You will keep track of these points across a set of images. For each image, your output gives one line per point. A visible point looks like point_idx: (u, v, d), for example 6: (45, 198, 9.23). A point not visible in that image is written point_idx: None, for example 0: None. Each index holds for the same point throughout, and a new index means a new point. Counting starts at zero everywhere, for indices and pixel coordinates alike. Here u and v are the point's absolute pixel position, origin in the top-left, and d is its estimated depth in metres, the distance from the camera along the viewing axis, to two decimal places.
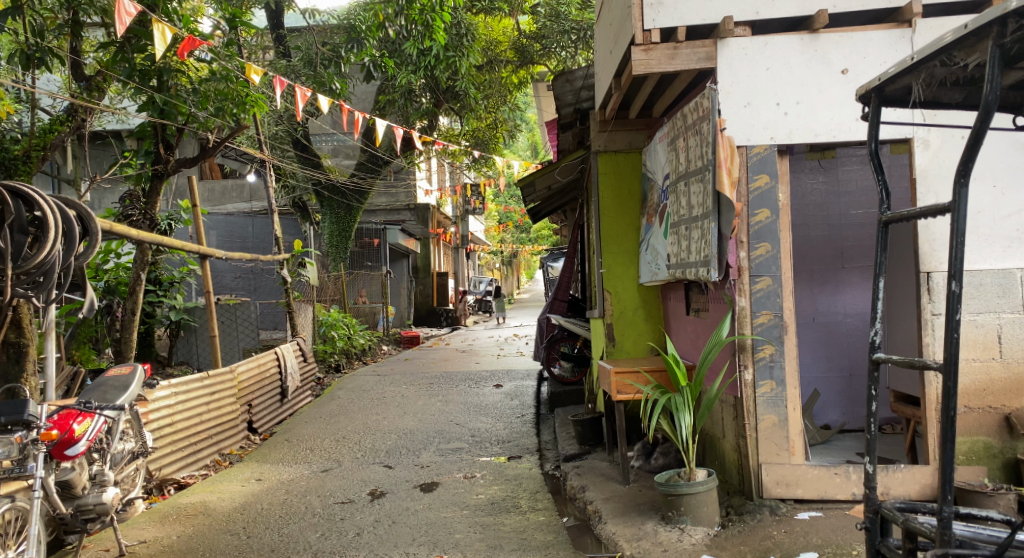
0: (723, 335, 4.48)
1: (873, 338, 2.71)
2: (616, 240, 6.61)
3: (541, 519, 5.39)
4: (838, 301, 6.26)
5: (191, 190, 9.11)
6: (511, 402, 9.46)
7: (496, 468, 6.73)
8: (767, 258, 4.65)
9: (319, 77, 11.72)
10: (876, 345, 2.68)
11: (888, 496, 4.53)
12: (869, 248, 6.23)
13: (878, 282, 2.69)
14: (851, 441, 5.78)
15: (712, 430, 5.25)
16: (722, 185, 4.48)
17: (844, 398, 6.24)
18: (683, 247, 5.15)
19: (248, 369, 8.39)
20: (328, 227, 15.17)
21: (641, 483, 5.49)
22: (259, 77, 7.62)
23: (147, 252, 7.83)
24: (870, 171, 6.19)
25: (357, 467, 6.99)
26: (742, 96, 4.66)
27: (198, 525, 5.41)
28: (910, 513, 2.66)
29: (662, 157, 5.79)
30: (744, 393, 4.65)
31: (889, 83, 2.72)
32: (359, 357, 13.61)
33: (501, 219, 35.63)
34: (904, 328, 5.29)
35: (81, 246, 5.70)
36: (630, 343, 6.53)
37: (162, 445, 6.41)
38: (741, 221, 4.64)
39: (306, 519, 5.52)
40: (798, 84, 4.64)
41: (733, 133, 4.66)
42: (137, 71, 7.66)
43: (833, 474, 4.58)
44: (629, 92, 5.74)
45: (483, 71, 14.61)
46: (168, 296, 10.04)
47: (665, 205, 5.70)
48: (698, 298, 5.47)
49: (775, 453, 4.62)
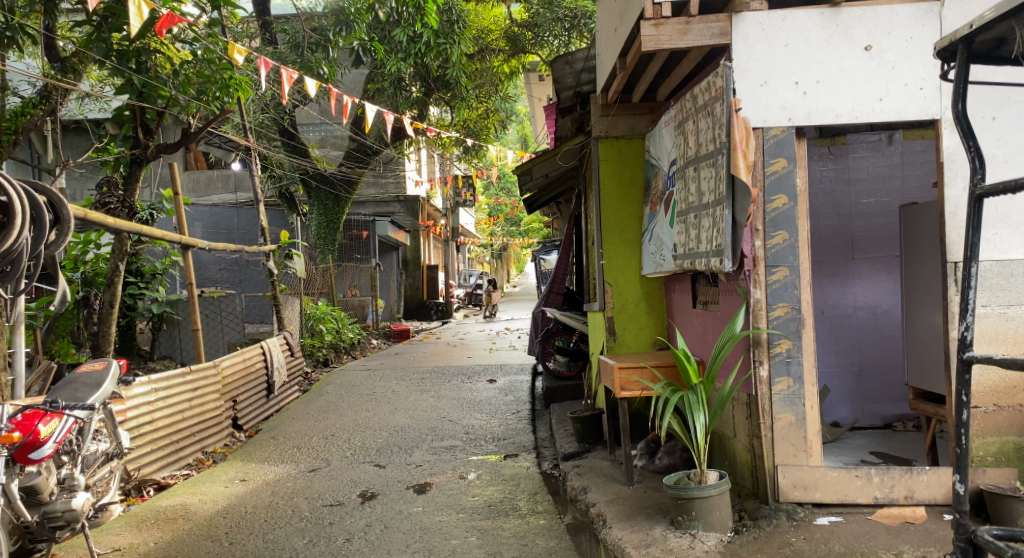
0: (736, 329, 4.22)
1: (961, 336, 2.36)
2: (617, 228, 6.33)
3: (541, 523, 5.11)
4: (848, 294, 6.00)
5: (172, 177, 8.71)
6: (505, 397, 9.16)
7: (492, 468, 6.44)
8: (784, 248, 4.38)
9: (308, 62, 11.46)
10: (968, 344, 2.34)
11: (912, 499, 4.28)
12: (881, 239, 5.97)
13: (974, 264, 2.33)
14: (864, 439, 5.53)
15: (722, 429, 4.98)
16: (737, 168, 4.22)
17: (855, 393, 5.98)
18: (692, 236, 4.88)
19: (232, 363, 8.05)
20: (316, 218, 14.80)
21: (645, 483, 5.22)
22: (243, 58, 7.28)
23: (126, 242, 7.48)
24: (882, 158, 5.93)
25: (347, 466, 6.70)
26: (758, 75, 4.38)
27: (178, 531, 5.10)
28: (1010, 543, 2.30)
29: (668, 141, 5.50)
30: (759, 391, 4.38)
31: (982, 30, 2.39)
32: (348, 352, 13.30)
33: (491, 211, 35.39)
34: (923, 323, 5.04)
35: (50, 236, 5.38)
36: (632, 337, 6.27)
37: (141, 443, 6.10)
38: (756, 208, 4.37)
39: (293, 524, 5.21)
40: (818, 61, 4.36)
41: (749, 114, 4.39)
42: (116, 51, 7.32)
43: (854, 477, 4.32)
44: (634, 73, 5.45)
45: (474, 60, 14.23)
46: (151, 288, 9.63)
47: (671, 192, 5.40)
48: (707, 290, 5.21)
49: (792, 454, 4.35)
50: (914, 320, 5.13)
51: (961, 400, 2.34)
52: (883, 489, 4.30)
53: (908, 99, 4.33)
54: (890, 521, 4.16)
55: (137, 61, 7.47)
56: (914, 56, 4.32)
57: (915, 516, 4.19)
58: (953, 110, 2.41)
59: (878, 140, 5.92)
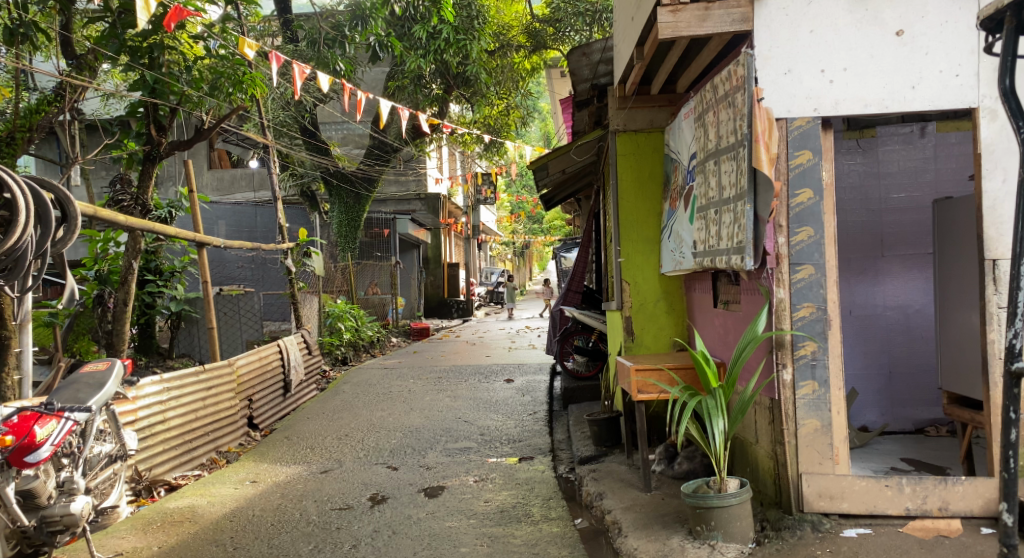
0: (758, 330, 4.01)
1: (1010, 345, 2.16)
2: (635, 225, 6.14)
3: (554, 530, 4.94)
4: (877, 293, 5.76)
5: (187, 174, 8.62)
6: (523, 397, 9.00)
7: (506, 471, 6.28)
8: (809, 245, 4.16)
9: (325, 58, 11.40)
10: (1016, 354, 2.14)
11: (946, 511, 4.04)
12: (912, 236, 5.72)
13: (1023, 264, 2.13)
14: (894, 446, 5.30)
15: (743, 434, 4.77)
16: (759, 161, 4.01)
17: (884, 397, 5.74)
18: (712, 233, 4.67)
19: (248, 362, 7.95)
20: (337, 217, 14.63)
21: (664, 490, 5.03)
22: (253, 52, 7.20)
23: (139, 240, 7.40)
24: (914, 151, 5.67)
25: (360, 468, 6.57)
26: (782, 63, 4.17)
27: (183, 534, 4.99)
28: None
29: (688, 134, 5.29)
30: (782, 395, 4.16)
31: None
32: (367, 350, 13.22)
33: (514, 209, 35.28)
34: (958, 324, 4.80)
35: (58, 233, 5.27)
36: (650, 337, 6.08)
37: (152, 442, 6.01)
38: (780, 202, 4.16)
39: (299, 529, 5.09)
40: (846, 47, 4.14)
41: (772, 104, 4.18)
42: (128, 47, 7.24)
43: (884, 487, 4.09)
44: (652, 63, 5.24)
45: (494, 55, 14.03)
46: (169, 286, 9.57)
47: (691, 186, 5.20)
48: (728, 289, 5.00)
49: (817, 462, 4.13)
50: (949, 321, 4.89)
51: (1009, 417, 2.15)
52: (916, 500, 4.07)
53: (943, 87, 4.09)
54: (924, 534, 3.92)
55: (150, 56, 7.34)
56: (949, 41, 4.08)
57: (949, 529, 3.95)
58: (1000, 87, 2.17)
59: (910, 133, 5.67)
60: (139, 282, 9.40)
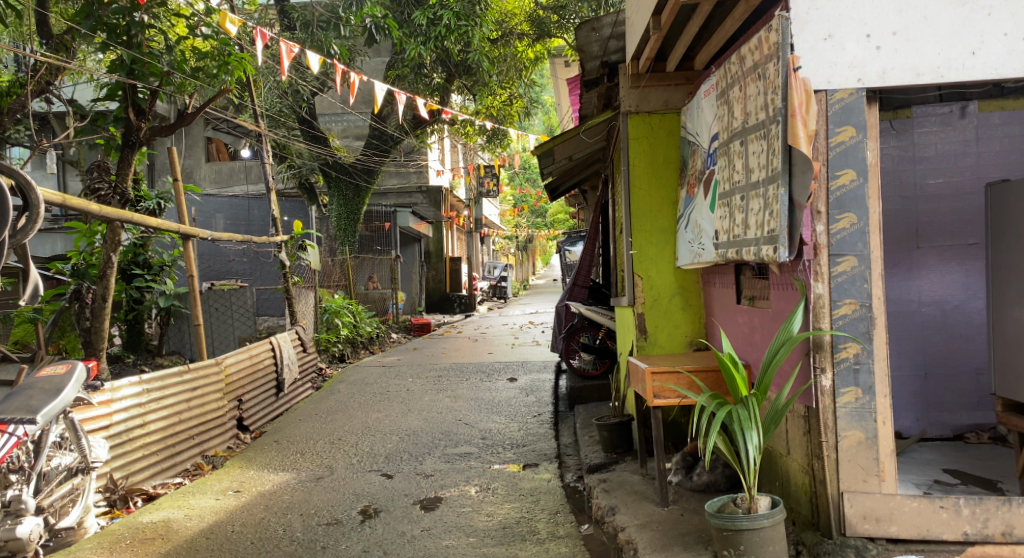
0: (793, 331, 3.54)
1: None
2: (649, 212, 5.66)
3: (563, 550, 4.48)
4: (913, 287, 5.27)
5: (172, 162, 8.13)
6: (526, 397, 8.55)
7: (509, 480, 5.81)
8: (851, 233, 3.69)
9: (318, 41, 10.93)
10: None
11: (1011, 536, 3.59)
12: (953, 226, 5.22)
13: None
14: (933, 454, 4.85)
15: (774, 445, 4.29)
16: (796, 138, 3.52)
17: (919, 401, 5.26)
18: (737, 221, 4.19)
19: (236, 360, 7.47)
20: (336, 209, 14.11)
21: (682, 505, 4.55)
22: (232, 26, 6.66)
23: (117, 232, 6.87)
24: (953, 134, 5.17)
25: (351, 476, 6.11)
26: (821, 27, 3.68)
27: (152, 555, 4.53)
28: None
29: (708, 114, 4.81)
30: (820, 404, 3.69)
31: None
32: (366, 347, 12.74)
33: (518, 203, 34.77)
34: (1014, 324, 4.33)
35: (19, 222, 4.72)
36: (665, 336, 5.60)
37: (130, 448, 5.59)
38: (818, 186, 3.69)
39: (281, 548, 4.63)
40: (895, 8, 3.67)
41: (810, 74, 3.70)
42: (104, 26, 6.84)
43: (938, 508, 3.63)
44: (670, 33, 4.75)
45: (497, 44, 13.33)
46: (158, 281, 9.04)
47: (711, 170, 4.73)
48: (754, 283, 4.56)
49: (861, 479, 3.66)
50: (1001, 320, 4.42)
51: None
52: (975, 524, 3.61)
53: (1008, 52, 3.63)
54: None
55: (128, 35, 6.96)
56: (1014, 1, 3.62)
57: None
58: None
59: (948, 113, 5.16)
60: (126, 277, 8.93)
